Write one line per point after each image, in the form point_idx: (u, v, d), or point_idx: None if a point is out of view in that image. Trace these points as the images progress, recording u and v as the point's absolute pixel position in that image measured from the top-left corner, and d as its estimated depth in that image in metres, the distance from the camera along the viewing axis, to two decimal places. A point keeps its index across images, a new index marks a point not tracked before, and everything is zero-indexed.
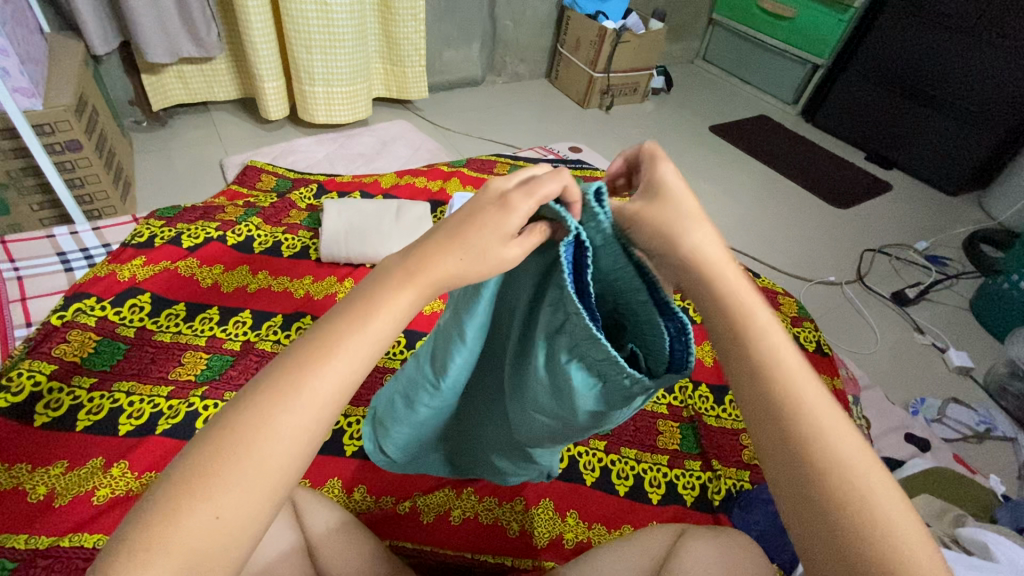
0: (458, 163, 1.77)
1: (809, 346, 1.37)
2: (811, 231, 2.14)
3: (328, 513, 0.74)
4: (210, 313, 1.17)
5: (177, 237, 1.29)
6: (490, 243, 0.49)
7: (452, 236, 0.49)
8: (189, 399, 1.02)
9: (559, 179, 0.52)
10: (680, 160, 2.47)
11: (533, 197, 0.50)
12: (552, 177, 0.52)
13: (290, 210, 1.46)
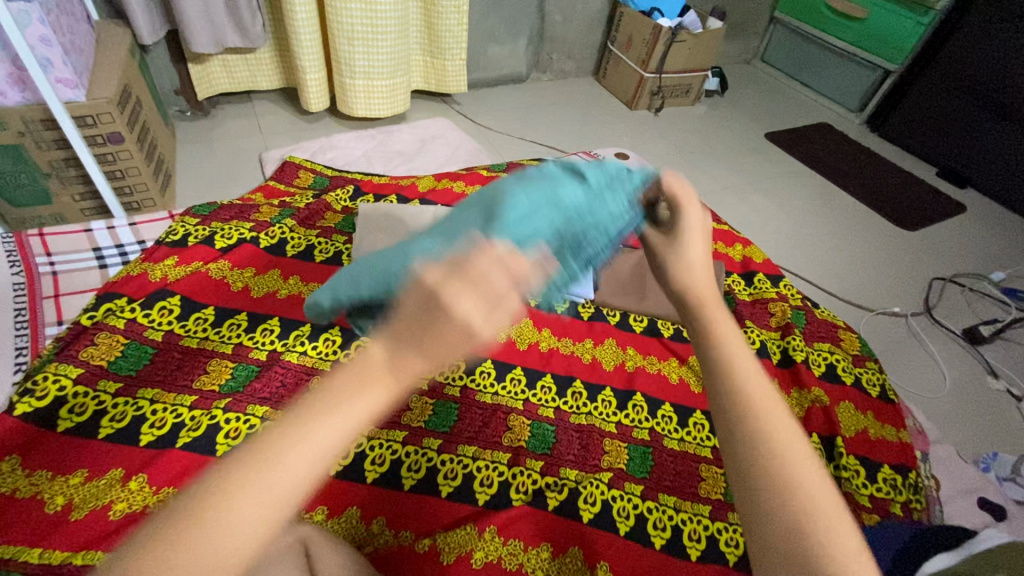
0: (498, 168, 1.69)
1: (873, 391, 1.24)
2: (873, 255, 1.97)
3: (342, 562, 0.69)
4: (238, 320, 1.14)
5: (211, 237, 1.26)
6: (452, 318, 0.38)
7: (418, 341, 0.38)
8: (211, 411, 0.99)
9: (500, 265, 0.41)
10: (732, 169, 2.32)
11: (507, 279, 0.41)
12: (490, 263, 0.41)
13: (325, 212, 1.41)
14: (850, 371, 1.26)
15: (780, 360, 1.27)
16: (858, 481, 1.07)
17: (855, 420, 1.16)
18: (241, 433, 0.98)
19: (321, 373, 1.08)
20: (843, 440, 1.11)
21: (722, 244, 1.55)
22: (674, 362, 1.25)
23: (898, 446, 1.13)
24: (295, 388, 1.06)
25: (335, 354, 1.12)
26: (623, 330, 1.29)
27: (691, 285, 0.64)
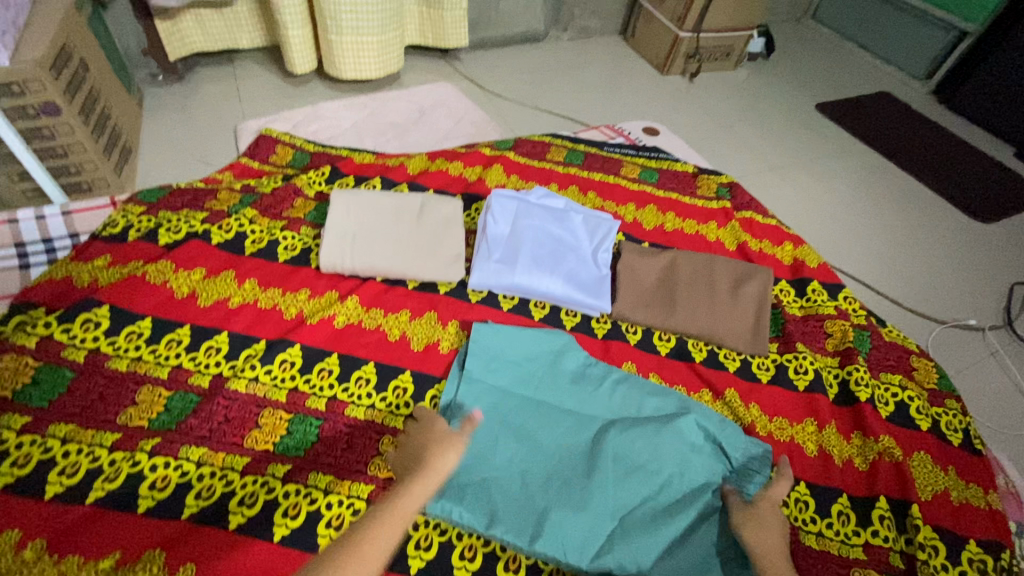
0: (504, 145, 1.43)
1: (953, 439, 1.00)
2: (943, 254, 1.68)
3: None
4: (179, 335, 0.95)
5: (155, 231, 1.07)
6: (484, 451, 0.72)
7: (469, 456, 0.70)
8: (134, 455, 0.82)
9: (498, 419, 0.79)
10: (778, 147, 2.01)
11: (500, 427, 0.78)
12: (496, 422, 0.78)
13: (294, 198, 1.20)
14: (925, 412, 1.03)
15: (837, 395, 1.04)
16: (936, 563, 0.85)
17: (931, 479, 0.94)
18: (170, 483, 0.80)
19: (274, 406, 0.90)
20: (918, 506, 0.89)
21: (768, 243, 1.29)
22: (707, 395, 1.02)
23: (984, 511, 0.92)
24: (241, 424, 0.87)
25: (293, 380, 0.93)
26: (645, 353, 1.07)
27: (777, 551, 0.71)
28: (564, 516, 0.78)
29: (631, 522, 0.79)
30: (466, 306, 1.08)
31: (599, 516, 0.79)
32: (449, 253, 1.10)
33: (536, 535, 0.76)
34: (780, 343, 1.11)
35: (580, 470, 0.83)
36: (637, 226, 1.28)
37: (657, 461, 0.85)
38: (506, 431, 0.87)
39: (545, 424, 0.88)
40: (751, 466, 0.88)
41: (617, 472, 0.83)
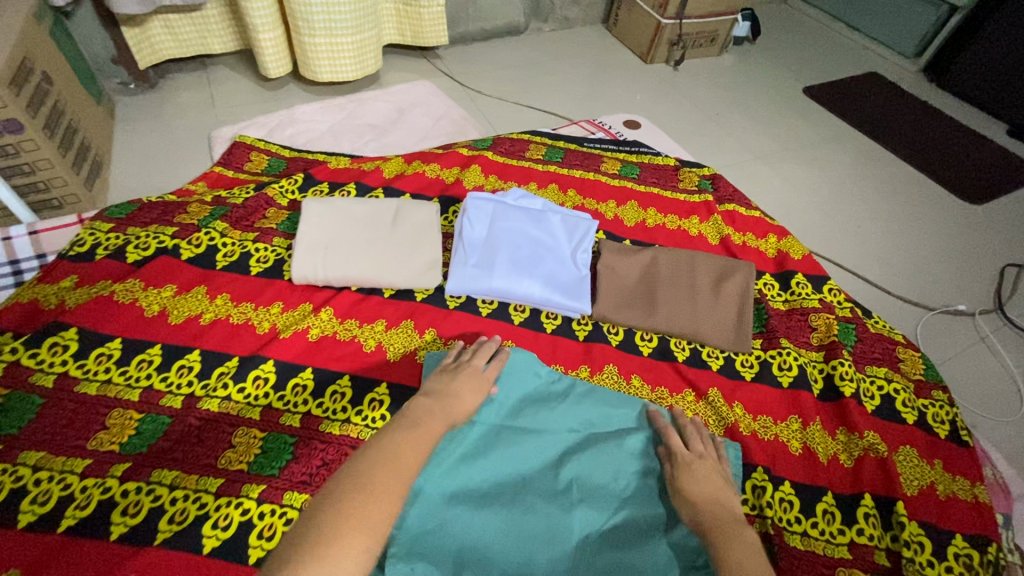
0: (481, 144, 1.40)
1: (940, 430, 0.99)
2: (932, 239, 1.66)
3: None
4: (149, 355, 0.93)
5: (123, 249, 1.05)
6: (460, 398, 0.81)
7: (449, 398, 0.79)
8: (105, 481, 0.81)
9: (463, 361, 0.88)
10: (764, 133, 1.98)
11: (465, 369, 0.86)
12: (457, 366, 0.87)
13: (266, 208, 1.18)
14: (911, 404, 1.02)
15: (822, 389, 1.03)
16: (923, 559, 0.84)
17: (917, 472, 0.93)
18: (143, 508, 0.79)
19: (248, 424, 0.89)
20: (904, 502, 0.89)
21: (752, 236, 1.27)
22: (690, 395, 1.01)
23: (971, 505, 0.91)
24: (214, 445, 0.86)
25: (267, 397, 0.92)
26: (627, 354, 1.06)
27: (711, 500, 0.74)
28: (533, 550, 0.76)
29: (600, 541, 0.79)
30: (443, 314, 1.06)
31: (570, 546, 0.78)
32: (424, 259, 1.07)
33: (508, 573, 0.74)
34: (764, 339, 1.10)
35: (546, 498, 0.82)
36: (617, 224, 1.26)
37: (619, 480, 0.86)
38: (466, 466, 0.84)
39: (507, 454, 0.86)
40: None
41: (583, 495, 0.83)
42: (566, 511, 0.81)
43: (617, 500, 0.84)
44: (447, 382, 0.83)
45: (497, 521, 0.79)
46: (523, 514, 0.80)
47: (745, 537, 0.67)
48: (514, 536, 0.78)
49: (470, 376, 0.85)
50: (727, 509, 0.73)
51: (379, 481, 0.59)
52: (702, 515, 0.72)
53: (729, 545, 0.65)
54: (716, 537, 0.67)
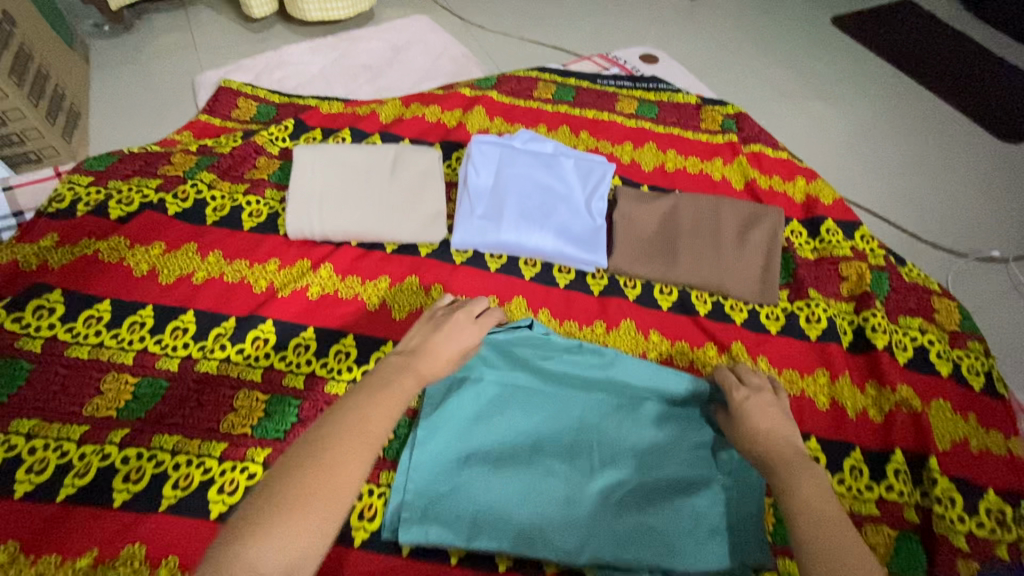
0: (485, 82, 1.29)
1: (975, 383, 0.94)
2: (967, 180, 1.55)
3: None
4: (141, 317, 0.88)
5: (105, 204, 0.99)
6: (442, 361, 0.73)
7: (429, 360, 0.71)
8: (104, 448, 0.78)
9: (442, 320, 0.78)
10: (789, 68, 1.84)
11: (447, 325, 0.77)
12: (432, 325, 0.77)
13: (256, 157, 1.09)
14: (946, 356, 0.96)
15: (851, 342, 0.98)
16: (954, 515, 0.81)
17: (950, 426, 0.89)
18: (145, 474, 0.76)
19: (249, 387, 0.85)
20: (936, 458, 0.85)
21: (779, 179, 1.18)
22: (712, 350, 0.96)
23: (1004, 459, 0.87)
24: (215, 408, 0.82)
25: (268, 359, 0.87)
26: (645, 308, 1.00)
27: (767, 433, 0.74)
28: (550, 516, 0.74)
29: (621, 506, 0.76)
30: (450, 268, 1.00)
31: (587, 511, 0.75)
32: (427, 210, 1.00)
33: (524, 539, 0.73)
34: (791, 290, 1.03)
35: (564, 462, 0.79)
36: (634, 168, 1.17)
37: (643, 442, 0.81)
38: (480, 428, 0.81)
39: (523, 415, 0.82)
40: None
41: (603, 458, 0.79)
42: (586, 476, 0.77)
43: (640, 462, 0.79)
44: (422, 337, 0.74)
45: (512, 486, 0.76)
46: (540, 479, 0.77)
47: (811, 467, 0.67)
48: (530, 503, 0.75)
49: (453, 328, 0.76)
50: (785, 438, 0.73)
51: (343, 445, 0.56)
52: (768, 457, 0.71)
53: (795, 478, 0.66)
54: (780, 471, 0.68)
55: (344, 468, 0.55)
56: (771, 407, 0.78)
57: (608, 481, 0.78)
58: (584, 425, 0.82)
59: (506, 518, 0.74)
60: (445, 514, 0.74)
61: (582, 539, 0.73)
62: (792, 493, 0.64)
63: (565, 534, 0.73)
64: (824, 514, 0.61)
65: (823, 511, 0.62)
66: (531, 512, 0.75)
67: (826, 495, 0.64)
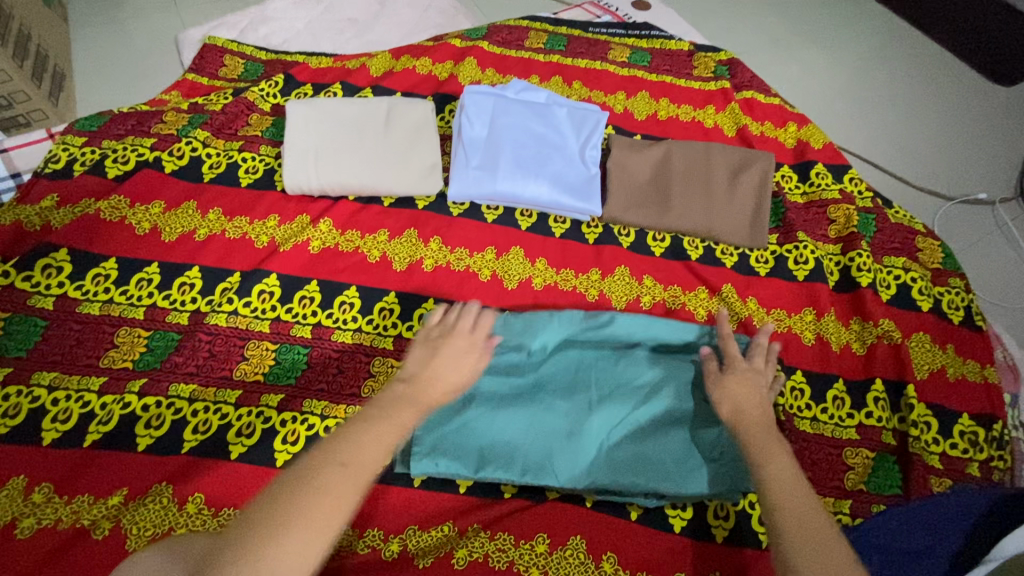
0: (475, 33, 1.27)
1: (954, 317, 0.99)
2: (960, 122, 1.55)
3: None
4: (148, 274, 0.91)
5: (101, 164, 0.99)
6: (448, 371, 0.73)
7: (433, 374, 0.72)
8: (123, 397, 0.81)
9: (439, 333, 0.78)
10: (784, 13, 1.80)
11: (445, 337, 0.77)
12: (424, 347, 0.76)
13: (248, 114, 1.09)
14: (928, 293, 1.00)
15: (837, 282, 1.01)
16: (928, 438, 0.87)
17: (929, 357, 0.94)
18: (166, 421, 0.80)
19: (258, 337, 0.88)
20: (914, 385, 0.90)
21: (770, 125, 1.19)
22: (703, 293, 0.99)
23: (979, 386, 0.92)
24: (227, 357, 0.86)
25: (275, 310, 0.90)
26: (638, 255, 1.02)
27: (741, 419, 0.73)
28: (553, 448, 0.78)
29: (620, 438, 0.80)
30: (447, 221, 1.01)
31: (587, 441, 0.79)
32: (423, 162, 1.01)
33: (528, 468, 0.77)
34: (780, 233, 1.06)
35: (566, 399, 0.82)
36: (627, 118, 1.18)
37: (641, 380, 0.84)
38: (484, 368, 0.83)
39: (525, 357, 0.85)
40: None
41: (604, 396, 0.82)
42: (586, 411, 0.81)
43: (638, 398, 0.83)
44: (422, 360, 0.74)
45: (516, 422, 0.80)
46: (543, 414, 0.80)
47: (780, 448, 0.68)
48: (534, 437, 0.79)
49: (451, 348, 0.76)
50: (761, 423, 0.72)
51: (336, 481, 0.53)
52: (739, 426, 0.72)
53: (766, 457, 0.66)
54: (752, 452, 0.68)
55: (331, 512, 0.51)
56: (750, 393, 0.77)
57: (608, 417, 0.81)
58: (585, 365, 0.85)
59: (512, 450, 0.78)
60: (454, 446, 0.78)
61: (582, 468, 0.78)
62: (763, 475, 0.64)
63: (568, 464, 0.78)
64: (796, 494, 0.61)
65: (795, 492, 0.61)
66: (535, 444, 0.78)
67: (793, 474, 0.64)
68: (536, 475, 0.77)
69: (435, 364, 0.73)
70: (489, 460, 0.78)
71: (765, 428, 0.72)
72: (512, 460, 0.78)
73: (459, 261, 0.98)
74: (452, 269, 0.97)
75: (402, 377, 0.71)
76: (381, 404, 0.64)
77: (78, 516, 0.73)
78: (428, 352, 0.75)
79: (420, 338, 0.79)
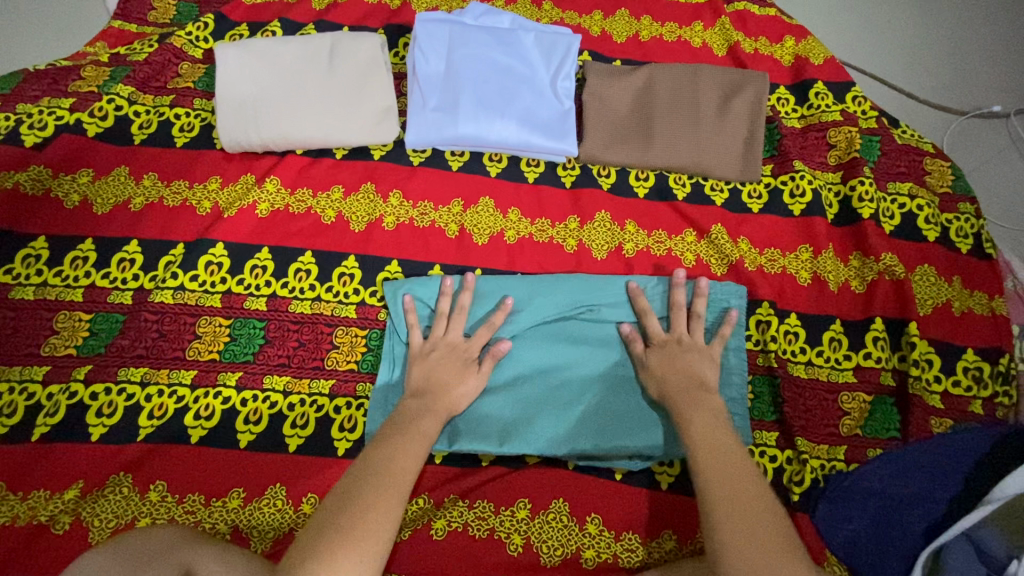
0: None
1: (961, 246, 0.91)
2: (990, 17, 1.37)
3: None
4: (83, 251, 0.83)
5: (16, 131, 0.88)
6: (449, 384, 0.72)
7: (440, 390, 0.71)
8: (70, 386, 0.76)
9: (424, 346, 0.76)
10: None
11: (439, 347, 0.76)
12: (418, 363, 0.74)
13: (177, 63, 0.96)
14: (935, 221, 0.92)
15: (837, 214, 0.93)
16: (930, 376, 0.82)
17: (933, 291, 0.87)
18: (118, 408, 0.76)
19: (210, 313, 0.81)
20: (916, 322, 0.84)
21: (765, 41, 1.06)
22: (691, 235, 0.91)
23: (986, 319, 0.86)
24: (178, 336, 0.80)
25: (226, 282, 0.83)
26: (620, 197, 0.93)
27: (672, 380, 0.72)
28: (530, 417, 0.75)
29: (602, 404, 0.76)
30: (407, 172, 0.92)
31: (575, 410, 0.75)
32: (375, 107, 0.90)
33: (506, 437, 0.74)
34: (774, 164, 0.96)
35: (544, 367, 0.78)
36: (605, 41, 1.05)
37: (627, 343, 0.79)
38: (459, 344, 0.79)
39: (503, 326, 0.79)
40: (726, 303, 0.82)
41: (585, 361, 0.78)
42: (565, 378, 0.77)
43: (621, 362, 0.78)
44: (427, 372, 0.73)
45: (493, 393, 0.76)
46: (520, 384, 0.77)
47: (704, 412, 0.67)
48: (510, 409, 0.75)
49: (446, 359, 0.74)
50: (695, 384, 0.71)
51: (378, 486, 0.59)
52: (672, 388, 0.71)
53: (688, 420, 0.67)
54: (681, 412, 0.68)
55: (376, 513, 0.57)
56: (684, 351, 0.75)
57: (588, 385, 0.77)
58: (565, 329, 0.80)
59: (488, 421, 0.75)
60: None
61: (562, 436, 0.74)
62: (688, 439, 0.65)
63: (547, 433, 0.74)
64: (720, 467, 0.61)
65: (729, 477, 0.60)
66: (512, 414, 0.75)
67: (714, 441, 0.64)
68: (513, 444, 0.74)
69: (439, 385, 0.72)
70: (463, 432, 0.74)
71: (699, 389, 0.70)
72: (489, 431, 0.74)
73: (423, 216, 0.90)
74: (416, 226, 0.89)
75: (409, 393, 0.72)
76: (404, 415, 0.68)
77: (35, 512, 0.70)
78: (423, 368, 0.73)
79: (413, 349, 0.76)
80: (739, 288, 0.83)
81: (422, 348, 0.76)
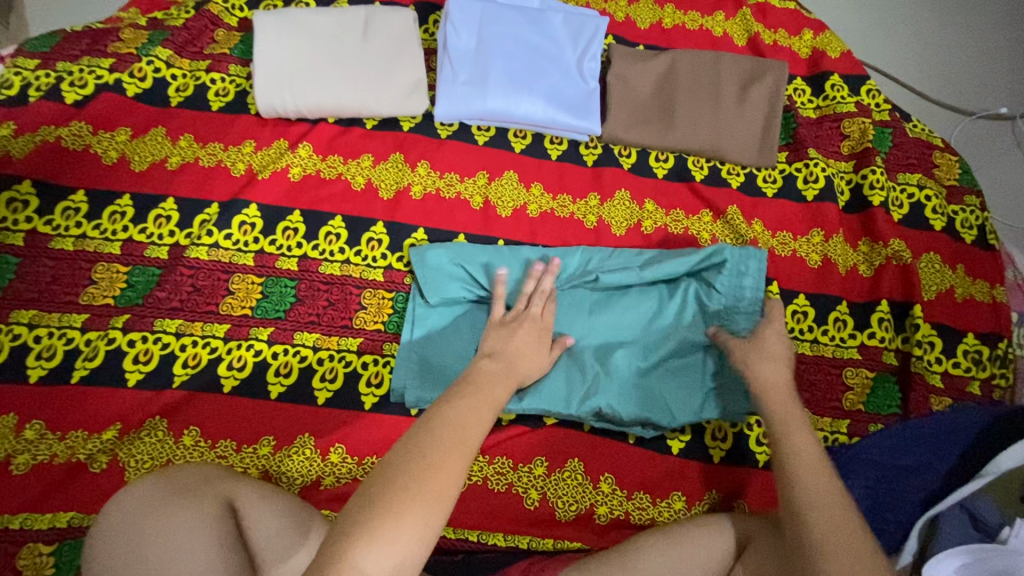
0: None
1: (965, 236, 0.95)
2: (1004, 20, 1.39)
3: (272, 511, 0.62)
4: (121, 206, 0.86)
5: (56, 87, 0.91)
6: (524, 355, 0.68)
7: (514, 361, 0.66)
8: (108, 333, 0.79)
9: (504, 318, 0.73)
10: None
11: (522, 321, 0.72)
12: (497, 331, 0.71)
13: (213, 29, 0.99)
14: (941, 212, 0.96)
15: (848, 201, 0.96)
16: (931, 357, 0.86)
17: (937, 278, 0.91)
18: (154, 356, 0.79)
19: (242, 271, 0.84)
20: (921, 306, 0.88)
21: (783, 33, 1.09)
22: (707, 216, 0.95)
23: (987, 307, 0.90)
24: (211, 291, 0.82)
25: (258, 242, 0.86)
26: (639, 177, 0.96)
27: (766, 397, 0.67)
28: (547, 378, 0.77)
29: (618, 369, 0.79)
30: (435, 144, 0.95)
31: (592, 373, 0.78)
32: (407, 80, 0.93)
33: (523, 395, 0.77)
34: (789, 151, 1.00)
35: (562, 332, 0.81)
36: (629, 27, 1.08)
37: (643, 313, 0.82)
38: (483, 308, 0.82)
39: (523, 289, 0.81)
40: (741, 269, 0.82)
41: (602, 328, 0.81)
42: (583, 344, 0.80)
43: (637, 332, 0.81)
44: (505, 339, 0.69)
45: None
46: None
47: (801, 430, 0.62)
48: None
49: (529, 333, 0.71)
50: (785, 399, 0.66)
51: (444, 448, 0.51)
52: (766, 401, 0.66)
53: (788, 433, 0.62)
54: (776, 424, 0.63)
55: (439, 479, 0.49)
56: (773, 365, 0.69)
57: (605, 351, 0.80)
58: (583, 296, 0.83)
59: None
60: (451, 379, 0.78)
61: (577, 396, 0.77)
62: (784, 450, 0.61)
63: (565, 393, 0.77)
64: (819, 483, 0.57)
65: (831, 508, 0.55)
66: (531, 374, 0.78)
67: (814, 459, 0.59)
68: (530, 402, 0.76)
69: (517, 355, 0.67)
70: None
71: (789, 405, 0.65)
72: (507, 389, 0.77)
73: (449, 187, 0.92)
74: (442, 196, 0.92)
75: (485, 355, 0.66)
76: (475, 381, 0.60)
77: (74, 451, 0.73)
78: (504, 337, 0.69)
79: (492, 320, 0.73)
80: (755, 253, 0.82)
81: (502, 320, 0.73)
